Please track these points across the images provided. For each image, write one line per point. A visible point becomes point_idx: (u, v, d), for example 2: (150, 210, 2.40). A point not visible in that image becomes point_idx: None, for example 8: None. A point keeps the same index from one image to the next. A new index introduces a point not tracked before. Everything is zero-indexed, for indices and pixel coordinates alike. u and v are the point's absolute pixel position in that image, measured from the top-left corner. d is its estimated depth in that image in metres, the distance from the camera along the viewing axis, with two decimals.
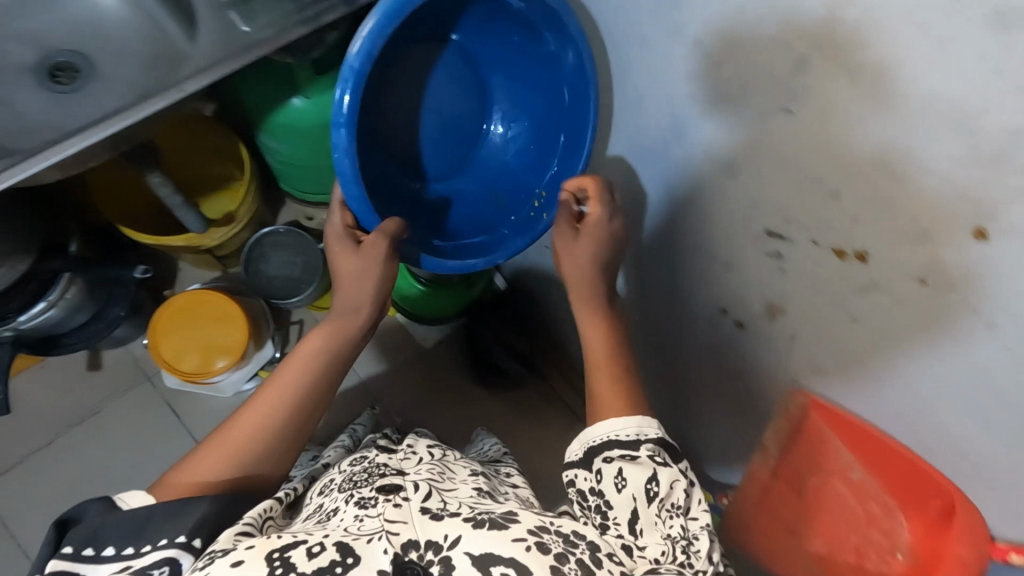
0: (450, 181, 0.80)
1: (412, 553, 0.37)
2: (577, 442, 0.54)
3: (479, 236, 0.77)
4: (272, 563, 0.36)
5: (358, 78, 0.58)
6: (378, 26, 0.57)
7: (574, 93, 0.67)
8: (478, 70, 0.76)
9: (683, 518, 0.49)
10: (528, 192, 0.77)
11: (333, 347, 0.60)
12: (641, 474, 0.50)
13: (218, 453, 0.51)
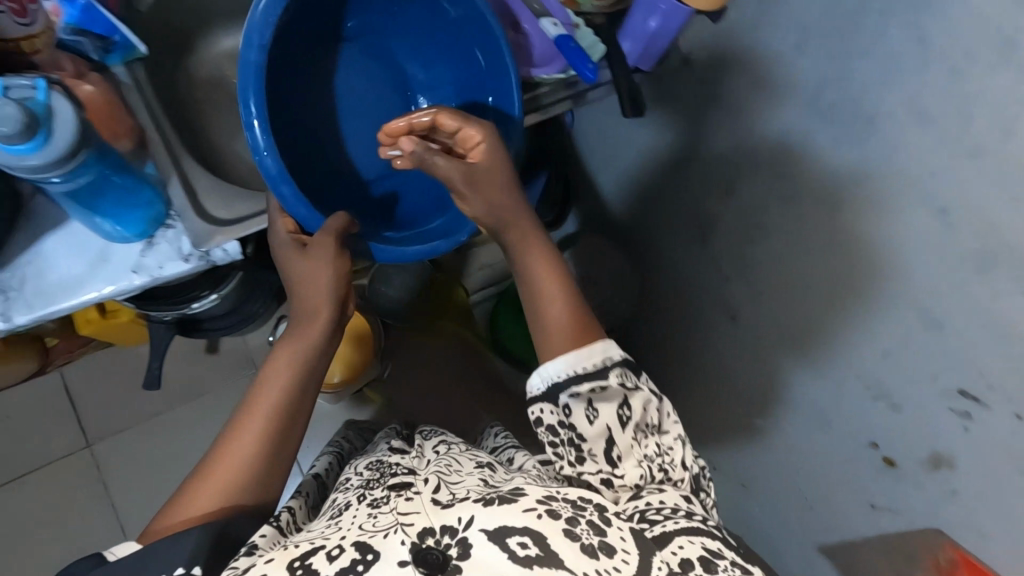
0: (392, 176, 0.77)
1: (429, 540, 0.37)
2: (536, 376, 0.53)
3: (424, 223, 0.74)
4: (293, 570, 0.37)
5: (255, 70, 0.58)
6: (266, 12, 0.58)
7: (484, 52, 0.68)
8: (391, 53, 0.76)
9: (655, 432, 0.54)
10: None
11: (305, 355, 0.58)
12: (612, 403, 0.52)
13: (210, 486, 0.50)
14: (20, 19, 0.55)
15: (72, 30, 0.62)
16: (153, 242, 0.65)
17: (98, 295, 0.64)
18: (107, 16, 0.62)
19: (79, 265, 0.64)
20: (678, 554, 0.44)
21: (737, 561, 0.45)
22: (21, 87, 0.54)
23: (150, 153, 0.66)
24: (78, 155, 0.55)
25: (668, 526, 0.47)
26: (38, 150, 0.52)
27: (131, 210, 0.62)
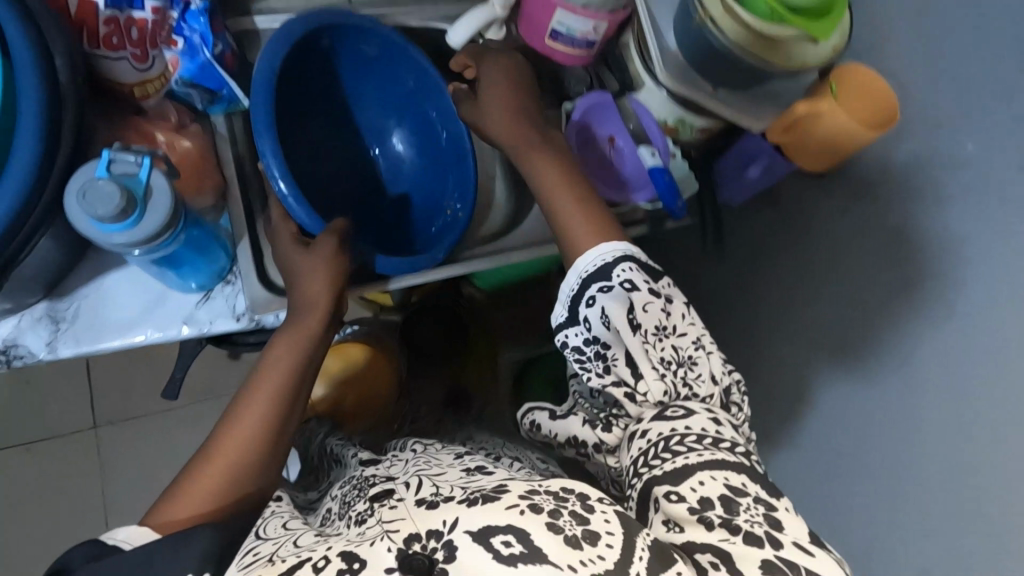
0: (374, 205, 0.85)
1: (415, 545, 0.37)
2: (559, 305, 0.58)
3: (413, 246, 0.83)
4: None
5: (264, 89, 0.64)
6: (276, 48, 0.66)
7: (436, 110, 0.81)
8: (346, 111, 0.83)
9: (672, 337, 0.55)
10: (438, 203, 0.83)
11: (295, 355, 0.60)
12: (619, 307, 0.54)
13: (212, 475, 0.54)
14: (139, 64, 0.63)
15: (185, 82, 0.66)
16: (209, 296, 0.69)
17: (144, 339, 0.67)
18: (223, 75, 0.66)
19: (136, 308, 0.67)
20: (697, 490, 0.47)
21: (760, 497, 0.47)
22: (126, 163, 0.56)
23: (228, 203, 0.70)
24: (165, 234, 0.57)
25: (692, 458, 0.49)
26: (130, 230, 0.55)
27: (204, 267, 0.66)
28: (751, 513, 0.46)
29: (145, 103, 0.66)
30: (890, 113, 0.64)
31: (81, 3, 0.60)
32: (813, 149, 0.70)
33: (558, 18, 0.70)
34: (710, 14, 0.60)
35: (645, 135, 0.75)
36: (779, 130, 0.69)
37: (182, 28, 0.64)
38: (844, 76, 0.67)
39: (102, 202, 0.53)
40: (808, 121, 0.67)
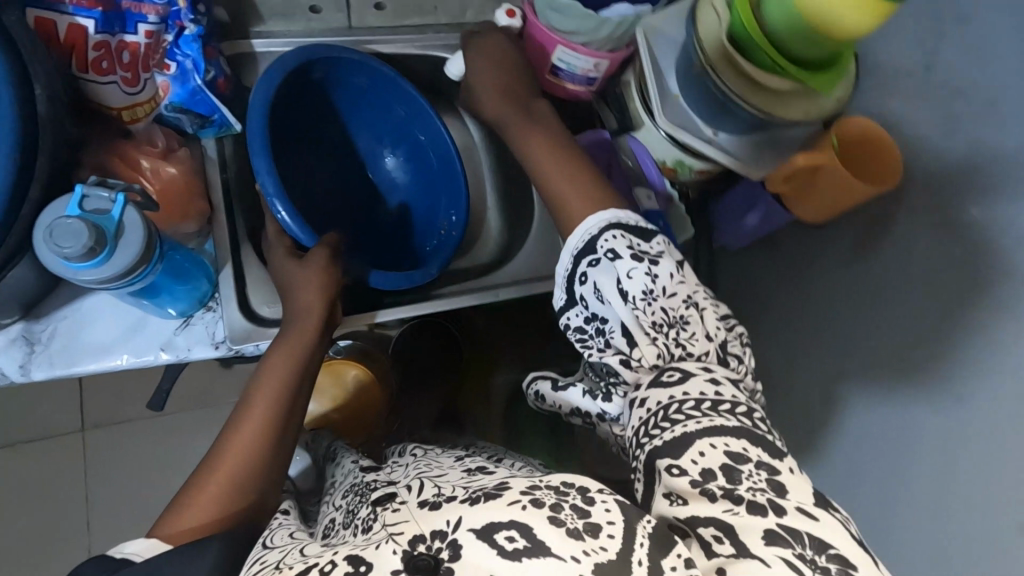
0: (369, 225, 0.86)
1: (420, 545, 0.37)
2: (558, 287, 0.58)
3: (409, 263, 0.85)
4: None
5: (262, 115, 0.67)
6: (271, 74, 0.69)
7: (425, 133, 0.83)
8: (339, 134, 0.84)
9: (661, 297, 0.53)
10: (432, 222, 0.85)
11: (291, 363, 0.60)
12: (609, 276, 0.54)
13: (215, 481, 0.53)
14: (129, 88, 0.65)
15: (175, 106, 0.68)
16: (189, 322, 0.71)
17: (117, 363, 0.69)
18: (212, 100, 0.68)
19: (115, 332, 0.69)
20: (699, 462, 0.46)
21: (762, 462, 0.46)
22: (99, 198, 0.57)
23: (212, 230, 0.72)
24: (138, 270, 0.58)
25: (693, 427, 0.47)
26: (100, 267, 0.56)
27: (182, 295, 0.67)
28: (754, 481, 0.45)
29: (133, 127, 0.68)
30: (893, 175, 0.69)
31: (70, 29, 0.60)
32: (814, 196, 0.73)
33: (558, 55, 0.75)
34: (713, 67, 0.66)
35: (644, 174, 0.79)
36: (779, 178, 0.74)
37: (175, 54, 0.66)
38: (842, 129, 0.72)
39: (70, 239, 0.53)
40: (806, 172, 0.71)
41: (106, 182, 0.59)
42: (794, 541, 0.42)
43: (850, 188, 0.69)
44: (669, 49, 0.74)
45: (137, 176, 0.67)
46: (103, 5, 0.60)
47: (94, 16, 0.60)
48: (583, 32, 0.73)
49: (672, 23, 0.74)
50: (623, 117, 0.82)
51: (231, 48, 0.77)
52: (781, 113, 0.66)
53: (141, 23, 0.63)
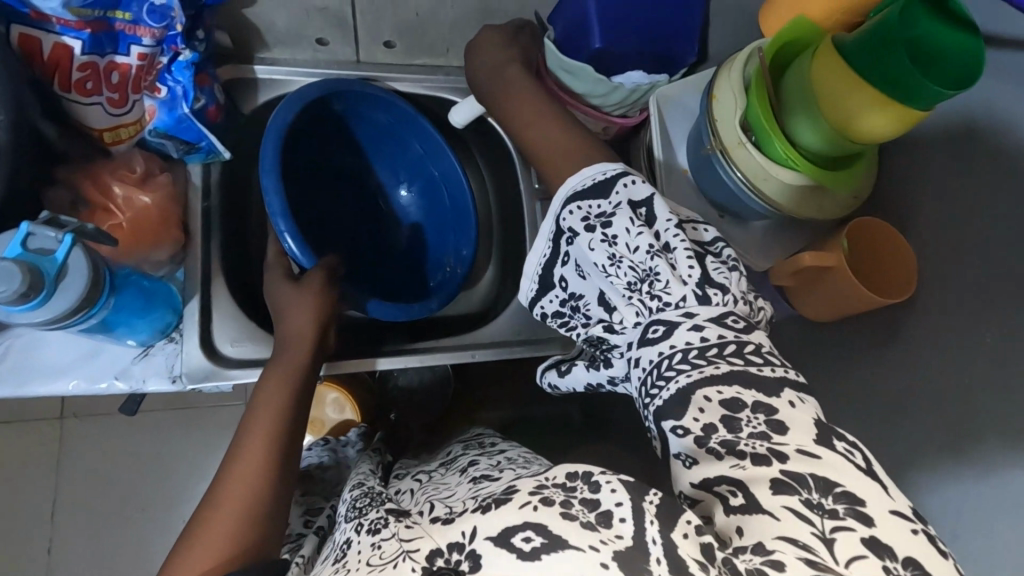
0: (380, 253, 0.89)
1: (439, 559, 0.37)
2: (527, 280, 0.64)
3: (413, 291, 0.88)
4: None
5: (275, 138, 0.68)
6: (291, 103, 0.70)
7: (439, 169, 0.86)
8: (358, 164, 0.88)
9: (627, 256, 0.55)
10: (439, 257, 0.89)
11: (286, 385, 0.62)
12: (579, 246, 0.58)
13: (231, 504, 0.53)
14: (113, 108, 0.65)
15: (159, 133, 0.69)
16: (149, 353, 0.71)
17: (66, 389, 0.68)
18: (200, 129, 0.69)
19: (71, 357, 0.69)
20: (699, 419, 0.47)
21: (758, 405, 0.46)
22: (46, 237, 0.56)
23: (184, 259, 0.73)
24: (83, 308, 0.58)
25: (688, 379, 0.49)
26: (33, 310, 0.55)
27: (144, 325, 0.68)
28: (754, 426, 0.46)
29: (113, 148, 0.69)
30: (908, 285, 0.68)
31: (56, 48, 0.60)
32: (826, 301, 0.73)
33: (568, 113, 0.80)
34: (727, 152, 0.69)
35: None
36: (787, 275, 0.73)
37: (167, 78, 0.67)
38: (862, 228, 0.72)
39: (2, 281, 0.52)
40: (821, 274, 0.71)
41: (56, 219, 0.58)
42: (800, 485, 0.42)
43: (863, 298, 0.68)
44: (679, 117, 0.79)
45: (109, 203, 0.67)
46: (93, 28, 0.60)
47: (82, 37, 0.60)
48: (597, 94, 0.77)
49: (688, 94, 0.79)
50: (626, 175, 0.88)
51: (231, 71, 0.79)
52: (800, 210, 0.70)
53: (133, 45, 0.63)
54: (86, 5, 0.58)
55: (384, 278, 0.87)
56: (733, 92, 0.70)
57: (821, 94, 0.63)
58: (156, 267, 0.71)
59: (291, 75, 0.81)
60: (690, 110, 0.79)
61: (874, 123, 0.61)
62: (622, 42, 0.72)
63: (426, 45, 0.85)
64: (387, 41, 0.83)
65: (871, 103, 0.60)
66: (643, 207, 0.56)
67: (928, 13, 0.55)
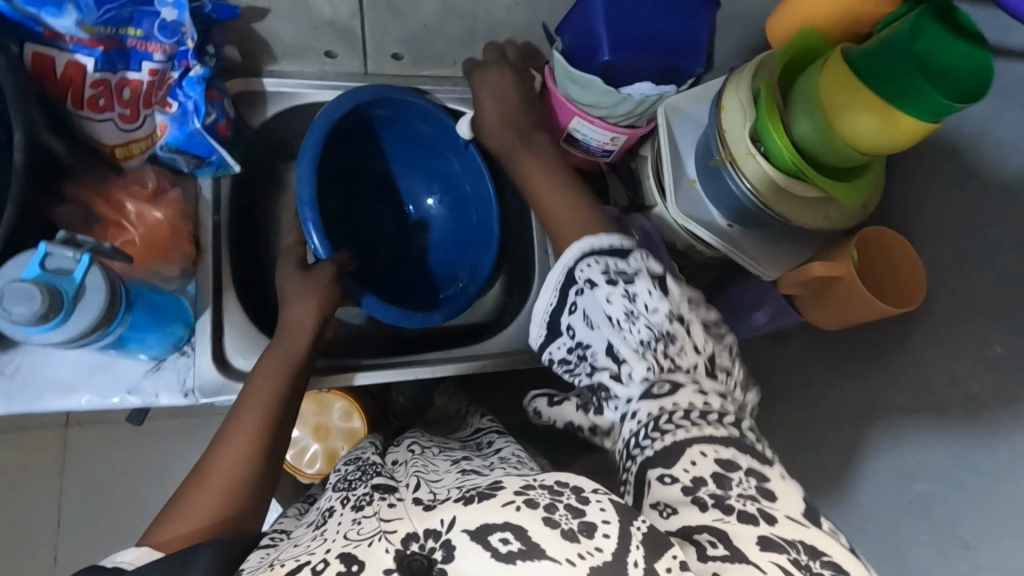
0: (398, 257, 0.91)
1: (413, 544, 0.36)
2: (535, 321, 0.59)
3: (426, 297, 0.90)
4: None
5: (314, 146, 0.72)
6: (332, 109, 0.74)
7: (471, 182, 0.87)
8: (385, 167, 0.89)
9: (645, 315, 0.52)
10: (456, 269, 0.90)
11: (280, 369, 0.63)
12: (592, 298, 0.54)
13: (212, 488, 0.52)
14: (125, 122, 0.67)
15: (171, 147, 0.71)
16: (160, 367, 0.71)
17: (78, 404, 0.68)
18: (212, 143, 0.71)
19: (81, 371, 0.68)
20: (690, 471, 0.46)
21: (751, 469, 0.46)
22: (64, 257, 0.57)
23: (195, 272, 0.74)
24: (100, 328, 0.58)
25: (685, 434, 0.48)
26: (51, 331, 0.55)
27: (153, 339, 0.67)
28: (743, 487, 0.45)
29: (125, 164, 0.70)
30: (916, 297, 0.68)
31: (69, 66, 0.61)
32: (827, 309, 0.73)
33: (575, 124, 0.79)
34: (736, 161, 0.69)
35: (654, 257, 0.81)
36: (793, 284, 0.74)
37: (178, 94, 0.68)
38: (867, 237, 0.72)
39: (23, 302, 0.53)
40: (827, 285, 0.71)
41: (73, 238, 0.59)
42: (789, 547, 0.42)
43: (868, 305, 0.68)
44: (687, 127, 0.79)
45: (121, 219, 0.69)
46: (105, 45, 0.61)
47: (95, 55, 0.61)
48: (603, 105, 0.76)
49: (696, 105, 0.79)
50: (635, 196, 0.88)
51: (240, 84, 0.81)
52: (801, 218, 0.70)
53: (145, 61, 0.64)
54: (99, 22, 0.60)
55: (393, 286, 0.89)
56: (742, 101, 0.69)
57: (828, 105, 0.63)
58: (168, 281, 0.72)
59: (300, 88, 0.83)
60: (698, 121, 0.79)
61: (869, 129, 0.61)
62: (634, 53, 0.73)
63: (432, 57, 0.85)
64: (395, 53, 0.83)
65: (881, 114, 0.60)
66: (664, 278, 0.54)
67: (934, 20, 0.56)
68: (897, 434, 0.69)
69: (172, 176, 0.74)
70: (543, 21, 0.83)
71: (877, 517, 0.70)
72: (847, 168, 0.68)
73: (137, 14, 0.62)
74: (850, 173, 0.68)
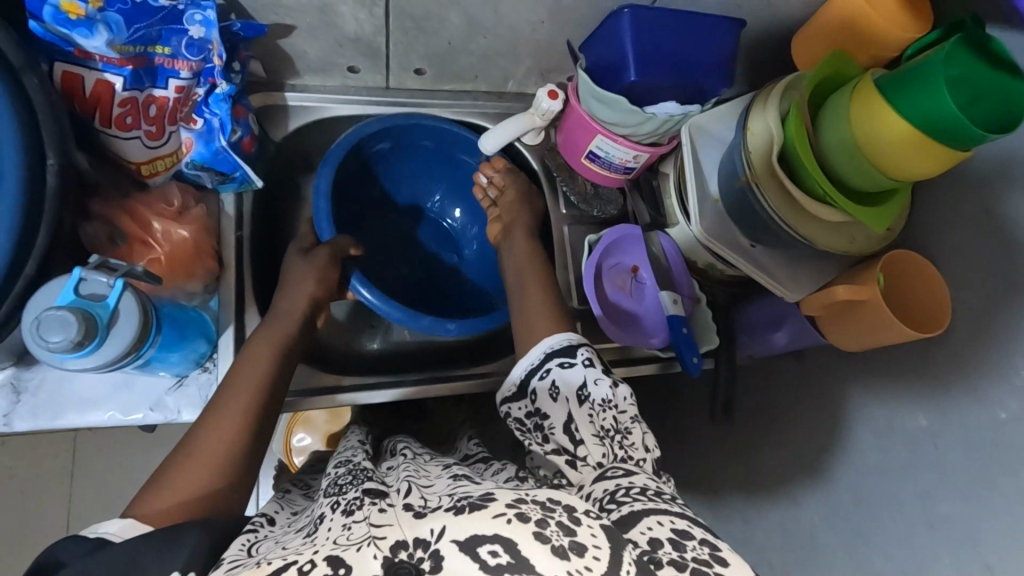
0: (420, 264, 0.96)
1: (401, 553, 0.36)
2: (507, 384, 0.62)
3: (442, 306, 0.95)
4: None
5: (336, 160, 0.80)
6: (368, 127, 0.81)
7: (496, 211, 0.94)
8: (419, 182, 0.96)
9: (618, 405, 0.56)
10: (477, 283, 0.97)
11: (268, 373, 0.64)
12: (573, 382, 0.57)
13: (204, 463, 0.53)
14: (150, 141, 0.68)
15: (196, 164, 0.73)
16: (183, 383, 0.70)
17: (104, 418, 0.67)
18: (236, 160, 0.72)
19: (105, 387, 0.68)
20: (646, 533, 0.42)
21: (705, 539, 0.42)
22: (98, 283, 0.57)
23: (217, 288, 0.75)
24: (129, 351, 0.58)
25: (634, 507, 0.45)
26: (86, 357, 0.56)
27: (177, 356, 0.67)
28: (697, 553, 0.41)
29: (150, 180, 0.71)
30: (940, 323, 0.66)
31: (98, 85, 0.62)
32: (846, 331, 0.71)
33: (596, 142, 0.78)
34: (751, 169, 0.68)
35: (673, 279, 0.81)
36: (817, 306, 0.72)
37: (204, 110, 0.70)
38: (893, 260, 0.70)
39: (59, 330, 0.53)
40: (852, 310, 0.69)
41: (107, 263, 0.59)
42: None
43: (892, 329, 0.66)
44: (711, 149, 0.77)
45: (148, 238, 0.70)
46: (134, 64, 0.62)
47: (123, 73, 0.62)
48: (628, 125, 0.75)
49: (720, 124, 0.78)
50: (655, 215, 0.85)
51: (264, 99, 0.83)
52: (812, 235, 0.68)
53: (172, 78, 0.66)
54: (128, 42, 0.60)
55: (414, 293, 0.94)
56: (768, 126, 0.67)
57: (857, 133, 0.62)
58: (191, 297, 0.73)
59: (322, 102, 0.85)
60: (722, 141, 0.77)
61: (859, 124, 0.61)
62: (659, 73, 0.72)
63: (453, 74, 0.86)
64: (417, 69, 0.84)
65: (870, 106, 0.61)
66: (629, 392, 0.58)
67: (969, 52, 0.56)
68: (919, 462, 0.66)
69: (195, 192, 0.76)
70: (569, 39, 0.80)
71: (897, 550, 0.66)
72: (876, 194, 0.66)
73: (165, 32, 0.63)
74: (876, 199, 0.67)
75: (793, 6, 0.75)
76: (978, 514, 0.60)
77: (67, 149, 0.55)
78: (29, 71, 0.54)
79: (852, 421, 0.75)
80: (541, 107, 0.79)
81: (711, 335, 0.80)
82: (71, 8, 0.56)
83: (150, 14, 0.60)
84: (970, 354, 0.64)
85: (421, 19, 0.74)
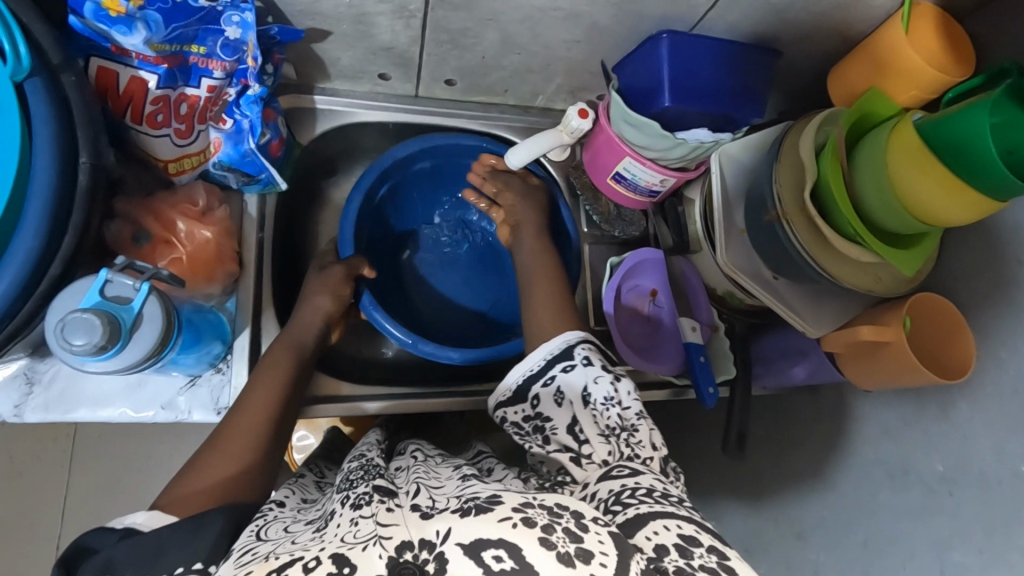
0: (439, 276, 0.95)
1: (407, 553, 0.35)
2: (501, 389, 0.61)
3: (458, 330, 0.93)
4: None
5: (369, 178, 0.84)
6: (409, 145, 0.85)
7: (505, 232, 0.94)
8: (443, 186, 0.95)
9: (620, 404, 0.54)
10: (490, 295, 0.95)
11: (281, 373, 0.64)
12: (575, 386, 0.57)
13: (227, 458, 0.54)
14: (179, 139, 0.69)
15: (223, 165, 0.73)
16: (194, 384, 0.70)
17: (116, 415, 0.67)
18: (263, 162, 0.73)
19: (117, 386, 0.68)
20: (652, 539, 0.41)
21: (713, 546, 0.41)
22: (123, 285, 0.58)
23: (235, 290, 0.75)
24: (152, 353, 0.58)
25: (643, 510, 0.44)
26: (107, 360, 0.56)
27: (193, 358, 0.67)
28: (705, 560, 0.40)
29: (177, 178, 0.72)
30: (968, 360, 0.64)
31: (132, 82, 0.63)
32: (867, 370, 0.70)
33: (624, 163, 0.78)
34: (783, 196, 0.67)
35: (692, 308, 0.81)
36: (839, 344, 0.71)
37: (234, 112, 0.70)
38: (921, 303, 0.68)
39: (83, 333, 0.53)
40: (876, 350, 0.67)
41: (134, 262, 0.61)
42: None
43: (916, 371, 0.65)
44: (741, 178, 0.77)
45: (172, 238, 0.69)
46: (168, 62, 0.63)
47: (158, 72, 0.63)
48: (656, 149, 0.74)
49: (750, 153, 0.77)
50: (680, 238, 0.84)
51: (291, 101, 0.84)
52: (841, 273, 0.66)
53: (204, 77, 0.66)
54: (165, 41, 0.61)
55: (435, 316, 0.93)
56: (802, 160, 0.66)
57: (892, 167, 0.61)
58: (208, 298, 0.72)
59: (351, 107, 0.86)
60: (751, 171, 0.77)
61: (897, 159, 0.61)
62: (693, 102, 0.71)
63: (482, 87, 0.86)
64: (447, 80, 0.84)
65: (906, 142, 0.60)
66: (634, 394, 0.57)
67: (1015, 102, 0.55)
68: (929, 509, 0.65)
69: (220, 191, 0.77)
70: (602, 59, 0.80)
71: None
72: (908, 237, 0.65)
73: (201, 32, 0.63)
74: (907, 243, 0.66)
75: (827, 41, 0.75)
76: (994, 571, 0.57)
77: (98, 149, 0.56)
78: (66, 68, 0.55)
79: (862, 463, 0.73)
80: (571, 125, 0.79)
81: (728, 365, 0.78)
82: (112, 5, 0.56)
83: (189, 15, 0.61)
84: (987, 402, 0.63)
85: (457, 34, 0.75)
